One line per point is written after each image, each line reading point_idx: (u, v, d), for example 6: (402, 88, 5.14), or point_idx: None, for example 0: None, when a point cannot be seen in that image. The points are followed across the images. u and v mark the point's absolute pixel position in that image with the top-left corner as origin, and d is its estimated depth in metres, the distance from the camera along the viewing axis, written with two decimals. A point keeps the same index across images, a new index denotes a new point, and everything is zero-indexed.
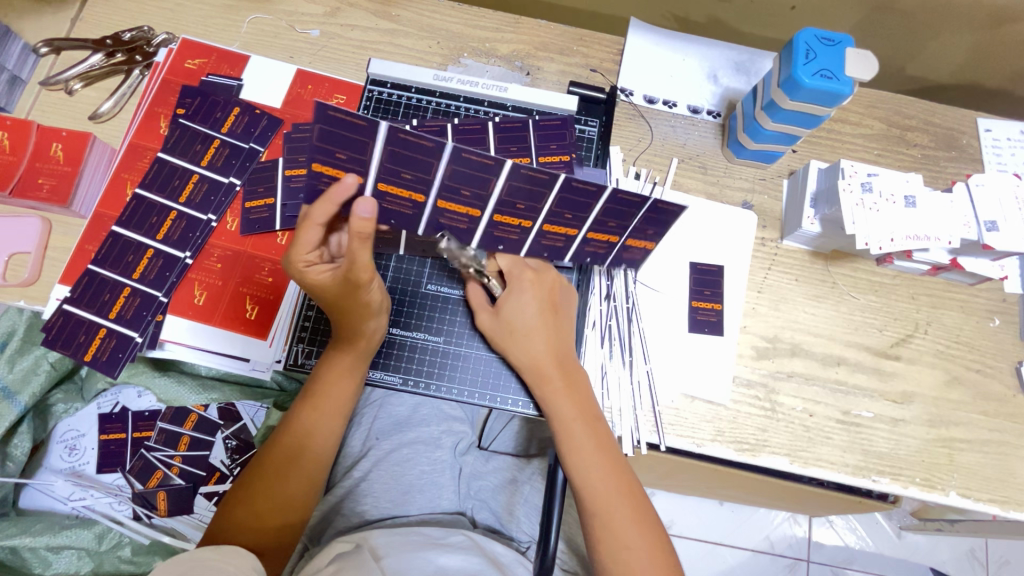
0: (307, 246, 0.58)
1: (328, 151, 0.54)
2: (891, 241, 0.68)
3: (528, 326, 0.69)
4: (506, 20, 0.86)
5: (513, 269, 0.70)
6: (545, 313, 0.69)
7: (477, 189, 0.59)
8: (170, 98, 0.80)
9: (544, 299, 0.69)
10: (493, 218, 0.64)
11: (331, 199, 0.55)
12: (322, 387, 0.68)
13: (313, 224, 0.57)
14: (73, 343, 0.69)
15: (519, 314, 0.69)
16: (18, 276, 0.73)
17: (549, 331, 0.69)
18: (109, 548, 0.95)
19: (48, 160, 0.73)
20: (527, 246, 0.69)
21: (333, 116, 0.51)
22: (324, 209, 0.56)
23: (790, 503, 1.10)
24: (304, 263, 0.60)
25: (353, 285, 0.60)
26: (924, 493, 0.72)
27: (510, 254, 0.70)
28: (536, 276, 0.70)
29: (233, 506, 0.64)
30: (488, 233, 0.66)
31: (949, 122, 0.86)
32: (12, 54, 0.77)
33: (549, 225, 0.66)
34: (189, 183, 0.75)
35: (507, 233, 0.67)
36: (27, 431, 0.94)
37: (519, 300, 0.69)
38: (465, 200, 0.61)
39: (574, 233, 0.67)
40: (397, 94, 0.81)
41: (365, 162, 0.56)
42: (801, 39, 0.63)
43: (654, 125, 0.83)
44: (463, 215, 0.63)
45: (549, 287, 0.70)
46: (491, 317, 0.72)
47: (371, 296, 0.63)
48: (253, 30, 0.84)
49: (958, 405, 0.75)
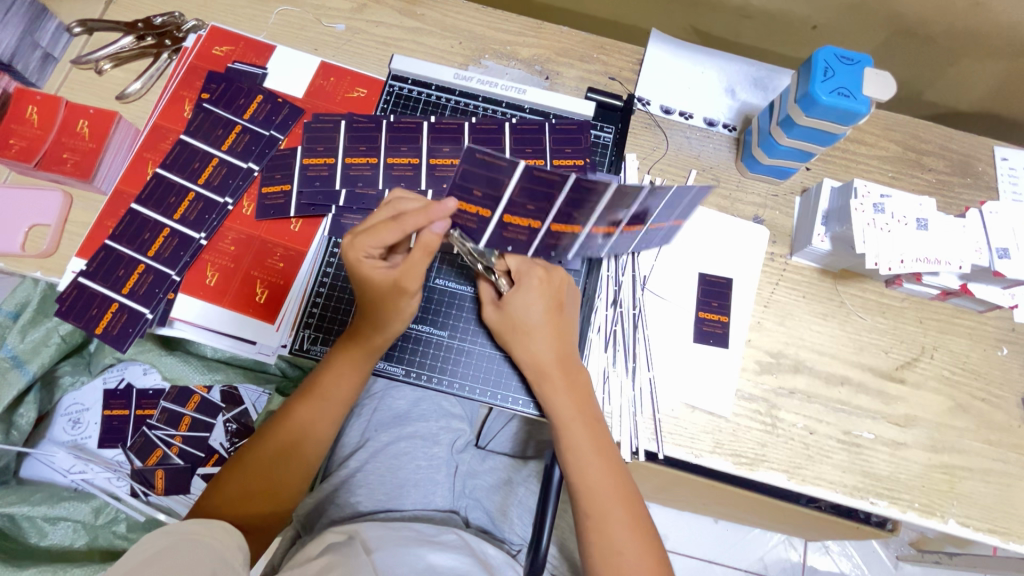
0: (377, 242, 0.60)
1: (466, 189, 0.59)
2: (900, 262, 0.68)
3: (531, 320, 0.68)
4: (528, 24, 0.87)
5: (522, 269, 0.69)
6: (550, 312, 0.68)
7: (541, 202, 0.61)
8: (195, 83, 0.82)
9: (550, 297, 0.68)
10: (550, 228, 0.66)
11: (428, 212, 0.58)
12: (325, 374, 0.68)
13: (401, 227, 0.59)
14: (85, 315, 0.71)
15: (523, 310, 0.68)
16: (37, 247, 0.74)
17: (552, 326, 0.69)
18: (105, 522, 0.97)
19: (73, 136, 0.75)
20: (576, 246, 0.70)
21: (479, 158, 0.56)
22: (418, 218, 0.59)
23: (786, 524, 1.09)
24: (361, 255, 0.61)
25: (399, 290, 0.63)
26: (922, 519, 0.71)
27: (519, 254, 0.69)
28: (545, 275, 0.68)
29: (223, 486, 0.65)
30: (544, 243, 0.69)
31: (965, 148, 0.85)
32: (47, 33, 0.80)
33: (557, 224, 0.65)
34: (208, 166, 0.77)
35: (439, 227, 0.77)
36: (34, 401, 0.95)
37: (523, 295, 0.68)
38: (528, 212, 0.63)
39: (578, 230, 0.66)
40: (417, 91, 0.82)
41: (496, 199, 0.61)
42: (819, 56, 0.64)
43: (669, 135, 0.84)
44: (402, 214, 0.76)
45: (553, 287, 0.68)
46: (496, 312, 0.71)
47: (408, 304, 0.65)
48: (280, 21, 0.86)
49: (960, 432, 0.75)
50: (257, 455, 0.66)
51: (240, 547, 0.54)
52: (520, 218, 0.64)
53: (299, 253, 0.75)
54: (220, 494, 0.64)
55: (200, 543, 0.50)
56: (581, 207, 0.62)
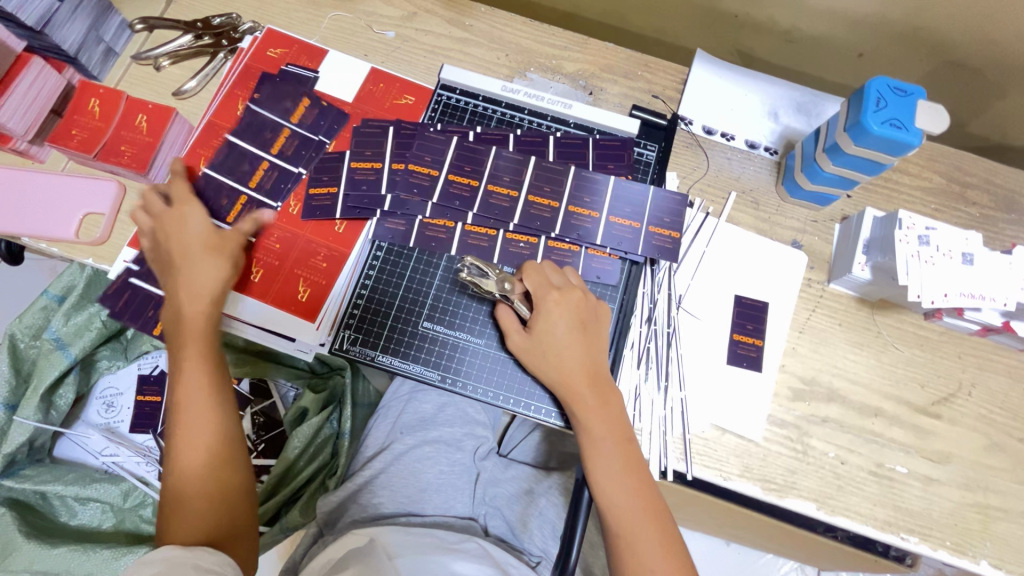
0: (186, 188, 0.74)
1: (497, 175, 0.77)
2: (943, 296, 0.68)
3: (557, 343, 0.70)
4: (574, 39, 0.88)
5: (538, 291, 0.71)
6: (574, 331, 0.70)
7: (556, 185, 0.77)
8: (249, 83, 0.84)
9: (573, 319, 0.70)
10: (568, 209, 0.76)
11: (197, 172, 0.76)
12: (182, 356, 0.65)
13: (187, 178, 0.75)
14: (140, 316, 0.73)
15: (548, 334, 0.70)
16: (90, 235, 0.77)
17: (581, 352, 0.70)
18: (133, 506, 0.99)
19: (132, 129, 0.77)
20: (602, 235, 0.76)
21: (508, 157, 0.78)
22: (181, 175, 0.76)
23: (803, 552, 1.07)
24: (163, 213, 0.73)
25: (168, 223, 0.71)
26: (953, 558, 0.70)
27: (535, 275, 0.71)
28: (559, 296, 0.70)
29: (166, 512, 0.60)
30: (568, 223, 0.76)
31: (1012, 183, 0.84)
32: (111, 28, 0.82)
33: (574, 206, 0.76)
34: (258, 169, 0.79)
35: (477, 241, 0.76)
36: (72, 382, 0.97)
37: (547, 319, 0.70)
38: (547, 193, 0.77)
39: (596, 216, 0.76)
40: (463, 100, 0.84)
41: (520, 181, 0.77)
42: (872, 86, 0.64)
43: (710, 156, 0.84)
44: (441, 226, 0.77)
45: (576, 309, 0.71)
46: (523, 338, 0.72)
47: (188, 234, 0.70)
48: (333, 26, 0.88)
49: (996, 471, 0.73)
50: (170, 468, 0.61)
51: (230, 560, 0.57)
52: (541, 198, 0.77)
53: (342, 255, 0.77)
54: (172, 519, 0.59)
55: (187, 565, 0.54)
56: (586, 190, 0.77)
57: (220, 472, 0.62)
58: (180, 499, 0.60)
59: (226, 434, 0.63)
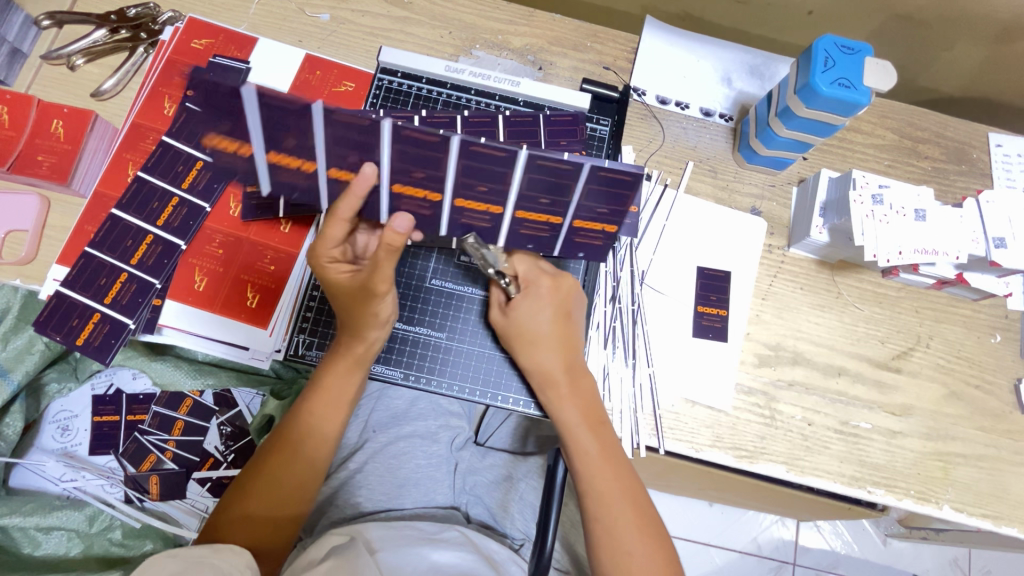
0: (333, 241, 0.60)
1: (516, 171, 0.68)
2: (898, 254, 0.68)
3: (546, 333, 0.68)
4: (520, 12, 0.85)
5: (530, 275, 0.70)
6: (558, 320, 0.68)
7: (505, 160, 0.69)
8: (175, 79, 0.78)
9: (557, 305, 0.69)
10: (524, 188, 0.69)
11: (353, 192, 0.56)
12: (321, 396, 0.67)
13: (385, 248, 0.57)
14: (65, 327, 0.68)
15: (532, 318, 0.68)
16: (15, 254, 0.71)
17: (564, 353, 0.68)
18: (100, 530, 0.96)
19: (47, 136, 0.72)
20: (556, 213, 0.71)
21: None
22: (349, 205, 0.57)
23: (782, 507, 1.10)
24: (327, 259, 0.61)
25: (367, 291, 0.61)
26: (917, 506, 0.73)
27: (526, 259, 0.70)
28: (553, 282, 0.70)
29: (223, 519, 0.62)
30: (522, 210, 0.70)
31: (961, 135, 0.85)
32: (13, 26, 0.75)
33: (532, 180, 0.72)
34: (191, 170, 0.73)
35: (535, 229, 0.64)
36: (19, 410, 0.95)
37: (534, 303, 0.68)
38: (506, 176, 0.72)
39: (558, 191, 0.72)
40: (407, 84, 0.80)
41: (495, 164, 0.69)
42: (819, 47, 0.63)
43: (665, 125, 0.82)
44: (543, 223, 0.62)
45: (563, 295, 0.69)
46: (504, 319, 0.70)
47: (383, 307, 0.63)
48: (261, 11, 0.82)
49: (955, 419, 0.76)
50: (256, 484, 0.63)
51: (247, 564, 0.55)
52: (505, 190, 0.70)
53: (291, 256, 0.74)
54: (228, 512, 0.62)
55: (205, 565, 0.51)
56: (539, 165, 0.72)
57: (289, 524, 0.64)
58: (242, 521, 0.61)
59: (312, 474, 0.66)
